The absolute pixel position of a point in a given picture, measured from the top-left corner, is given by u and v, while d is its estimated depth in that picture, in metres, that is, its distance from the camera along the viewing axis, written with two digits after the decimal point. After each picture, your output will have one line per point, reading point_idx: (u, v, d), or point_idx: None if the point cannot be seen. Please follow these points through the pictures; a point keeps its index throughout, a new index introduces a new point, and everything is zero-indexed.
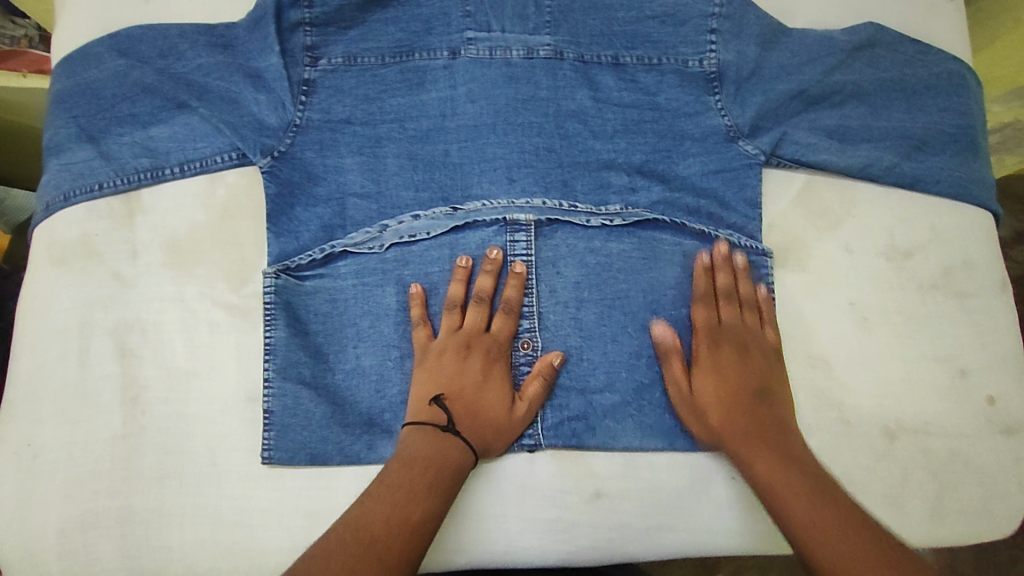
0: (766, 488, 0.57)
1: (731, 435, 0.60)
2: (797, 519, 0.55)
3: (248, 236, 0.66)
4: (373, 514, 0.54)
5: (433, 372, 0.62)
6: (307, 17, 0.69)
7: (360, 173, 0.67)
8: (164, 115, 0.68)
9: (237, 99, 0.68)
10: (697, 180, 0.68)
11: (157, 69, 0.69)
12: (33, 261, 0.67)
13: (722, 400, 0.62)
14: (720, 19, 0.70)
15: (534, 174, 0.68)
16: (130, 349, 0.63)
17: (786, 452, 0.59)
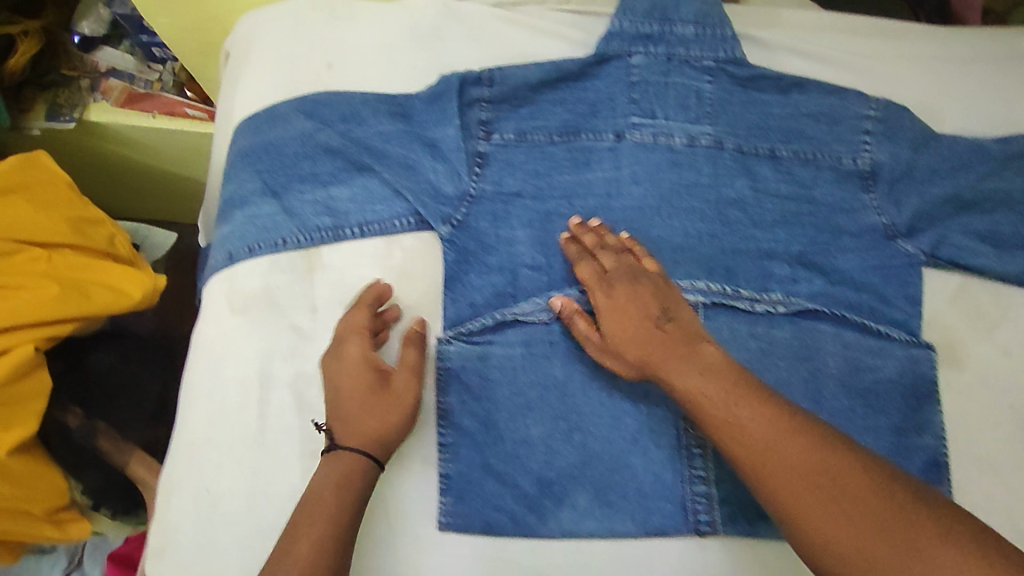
0: (739, 446, 0.52)
1: (677, 371, 0.57)
2: (761, 466, 0.51)
3: (426, 300, 0.69)
4: (302, 541, 0.53)
5: (337, 396, 0.61)
6: (486, 94, 0.73)
7: (530, 244, 0.71)
8: (344, 176, 0.71)
9: (415, 168, 0.71)
10: (856, 274, 0.71)
11: (339, 132, 0.72)
12: (212, 307, 0.69)
13: (635, 342, 0.61)
14: (875, 122, 0.73)
15: (697, 258, 0.71)
16: (309, 403, 0.65)
17: (741, 399, 0.54)
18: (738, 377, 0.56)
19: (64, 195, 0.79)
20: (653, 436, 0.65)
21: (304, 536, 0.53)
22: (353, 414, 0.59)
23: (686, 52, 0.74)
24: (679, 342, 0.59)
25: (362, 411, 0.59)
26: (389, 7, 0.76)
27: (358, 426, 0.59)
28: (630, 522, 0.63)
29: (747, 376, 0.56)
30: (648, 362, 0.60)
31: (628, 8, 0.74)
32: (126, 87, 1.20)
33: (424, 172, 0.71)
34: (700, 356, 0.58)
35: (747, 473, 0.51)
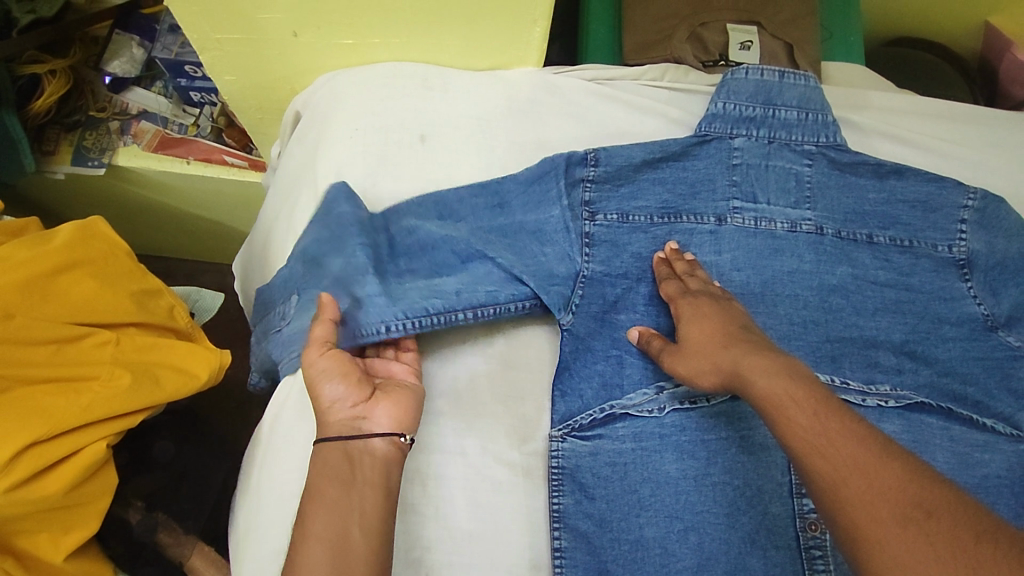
0: (810, 469, 0.47)
1: (762, 381, 0.53)
2: (832, 480, 0.46)
3: (530, 391, 0.67)
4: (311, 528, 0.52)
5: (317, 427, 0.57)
6: (589, 175, 0.71)
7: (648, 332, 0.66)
8: (447, 270, 0.68)
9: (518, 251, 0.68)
10: (958, 364, 0.70)
11: (440, 224, 0.69)
12: (301, 399, 0.65)
13: (715, 352, 0.59)
14: (972, 212, 0.74)
15: (804, 347, 0.69)
16: (412, 505, 0.62)
17: (824, 423, 0.49)
18: (828, 403, 0.50)
19: (125, 265, 0.72)
20: (771, 537, 0.62)
21: (313, 519, 0.52)
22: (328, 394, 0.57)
23: (788, 136, 0.74)
24: (761, 351, 0.57)
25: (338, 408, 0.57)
26: (487, 79, 0.76)
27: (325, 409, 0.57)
28: None
29: (833, 399, 0.51)
30: (731, 372, 0.56)
31: (731, 90, 0.74)
32: (160, 131, 1.13)
33: (529, 255, 0.68)
34: (778, 366, 0.54)
35: (818, 499, 0.46)
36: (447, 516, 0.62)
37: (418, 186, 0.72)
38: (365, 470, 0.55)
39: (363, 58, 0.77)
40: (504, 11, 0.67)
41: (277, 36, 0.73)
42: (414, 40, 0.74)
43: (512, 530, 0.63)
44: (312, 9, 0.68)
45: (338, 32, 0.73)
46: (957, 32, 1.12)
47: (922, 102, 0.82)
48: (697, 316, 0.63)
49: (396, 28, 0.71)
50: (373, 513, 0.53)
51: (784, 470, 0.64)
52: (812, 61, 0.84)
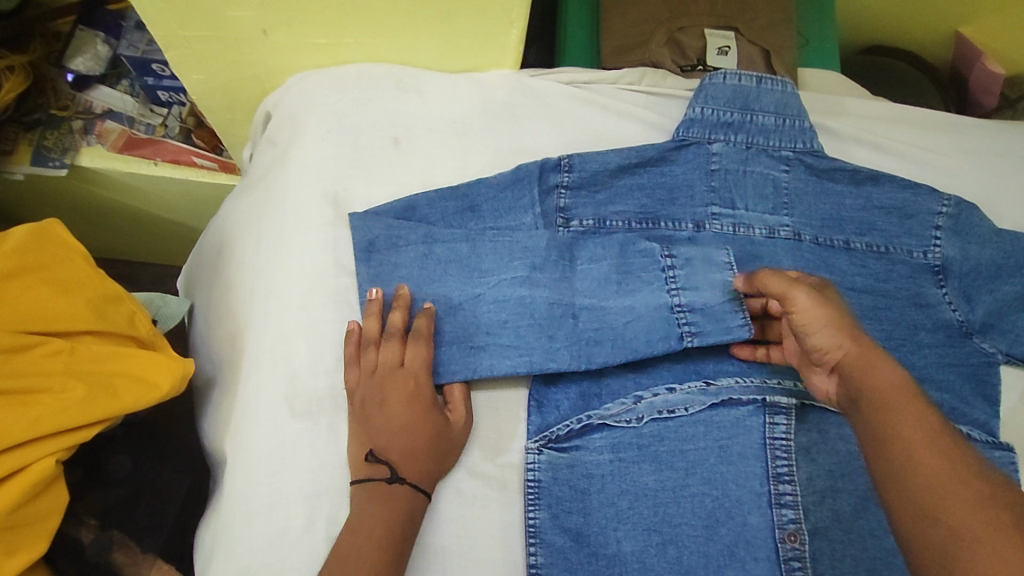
0: (904, 477, 0.45)
1: (873, 380, 0.51)
2: (927, 507, 0.44)
3: (506, 400, 0.65)
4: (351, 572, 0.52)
5: (378, 421, 0.60)
6: (564, 180, 0.70)
7: (634, 334, 0.64)
8: (433, 274, 0.66)
9: (487, 266, 0.66)
10: (934, 371, 0.70)
11: (425, 236, 0.67)
12: (264, 411, 0.62)
13: (842, 346, 0.53)
14: (947, 218, 0.74)
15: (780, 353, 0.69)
16: None
17: (932, 434, 0.46)
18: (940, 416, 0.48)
19: (83, 269, 0.69)
20: (750, 549, 0.61)
21: (376, 511, 0.56)
22: (395, 410, 0.60)
23: (765, 141, 0.73)
24: (876, 347, 0.53)
25: (407, 427, 0.59)
26: (461, 80, 0.74)
27: (386, 421, 0.59)
28: None
29: (940, 413, 0.48)
30: (846, 370, 0.52)
31: (710, 94, 0.73)
32: (125, 131, 1.10)
33: (505, 261, 0.66)
34: (896, 373, 0.50)
35: (905, 509, 0.45)
36: (425, 533, 0.60)
37: (389, 189, 0.70)
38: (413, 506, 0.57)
39: (334, 57, 0.75)
40: (479, 11, 0.66)
41: (244, 33, 0.70)
42: (387, 40, 0.72)
43: (488, 547, 0.60)
44: (281, 6, 0.66)
45: (308, 31, 0.71)
46: (928, 42, 1.14)
47: (893, 109, 0.82)
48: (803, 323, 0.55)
49: (368, 27, 0.70)
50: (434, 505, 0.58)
51: (763, 480, 0.62)
52: (788, 67, 0.84)
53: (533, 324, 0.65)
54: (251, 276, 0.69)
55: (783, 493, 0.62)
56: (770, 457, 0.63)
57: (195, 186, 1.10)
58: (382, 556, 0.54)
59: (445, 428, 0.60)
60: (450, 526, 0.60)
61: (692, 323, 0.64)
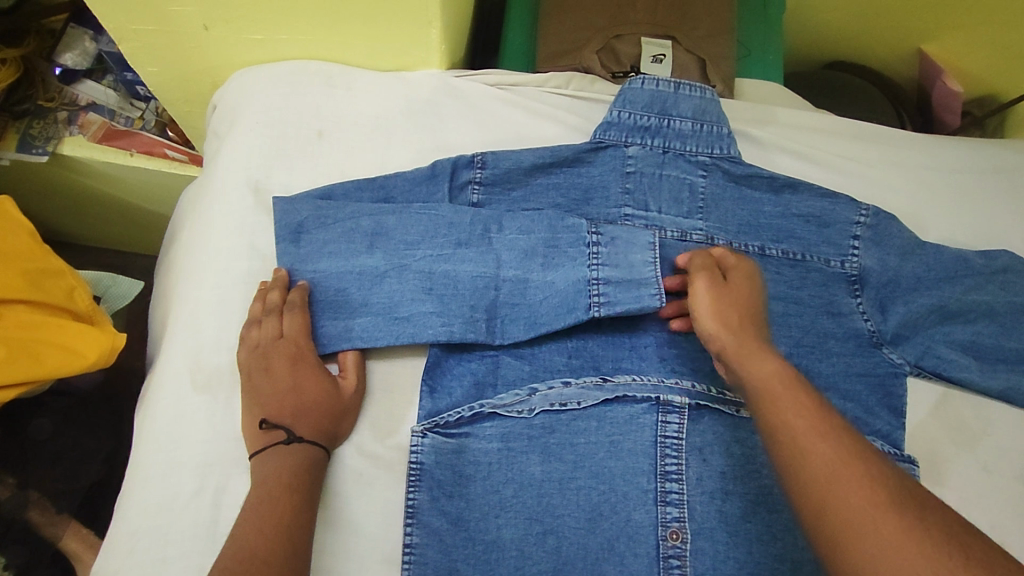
0: (792, 462, 0.47)
1: (751, 369, 0.54)
2: (820, 488, 0.45)
3: (402, 384, 0.67)
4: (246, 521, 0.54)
5: (264, 391, 0.62)
6: (478, 176, 0.72)
7: (548, 308, 0.67)
8: (350, 250, 0.68)
9: (412, 241, 0.68)
10: (840, 379, 0.69)
11: (351, 212, 0.68)
12: (168, 383, 0.64)
13: (720, 335, 0.58)
14: (865, 228, 0.74)
15: (682, 355, 0.69)
16: None
17: (804, 412, 0.49)
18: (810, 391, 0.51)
19: (28, 243, 0.75)
20: (629, 544, 0.62)
21: (269, 477, 0.57)
22: (279, 375, 0.62)
23: (682, 146, 0.75)
24: (757, 342, 0.57)
25: (296, 389, 0.62)
26: (390, 79, 0.77)
27: (272, 390, 0.62)
28: None
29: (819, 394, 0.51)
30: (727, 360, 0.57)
31: (628, 99, 0.74)
32: (106, 122, 1.15)
33: (431, 239, 0.68)
34: (773, 361, 0.54)
35: (799, 499, 0.46)
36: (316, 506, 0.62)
37: (312, 179, 0.73)
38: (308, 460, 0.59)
39: (273, 53, 0.79)
40: (396, 9, 0.69)
41: (188, 28, 0.75)
42: (320, 37, 0.75)
43: (373, 525, 0.62)
44: (216, 4, 0.71)
45: (244, 26, 0.75)
46: (893, 60, 1.13)
47: (828, 118, 0.82)
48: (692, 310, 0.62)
49: (298, 25, 0.73)
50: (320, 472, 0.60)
51: (650, 477, 0.63)
52: (722, 77, 0.86)
53: (456, 294, 0.66)
54: (179, 256, 0.73)
55: (669, 490, 0.63)
56: (660, 455, 0.64)
57: (168, 177, 1.16)
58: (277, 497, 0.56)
59: (332, 388, 0.63)
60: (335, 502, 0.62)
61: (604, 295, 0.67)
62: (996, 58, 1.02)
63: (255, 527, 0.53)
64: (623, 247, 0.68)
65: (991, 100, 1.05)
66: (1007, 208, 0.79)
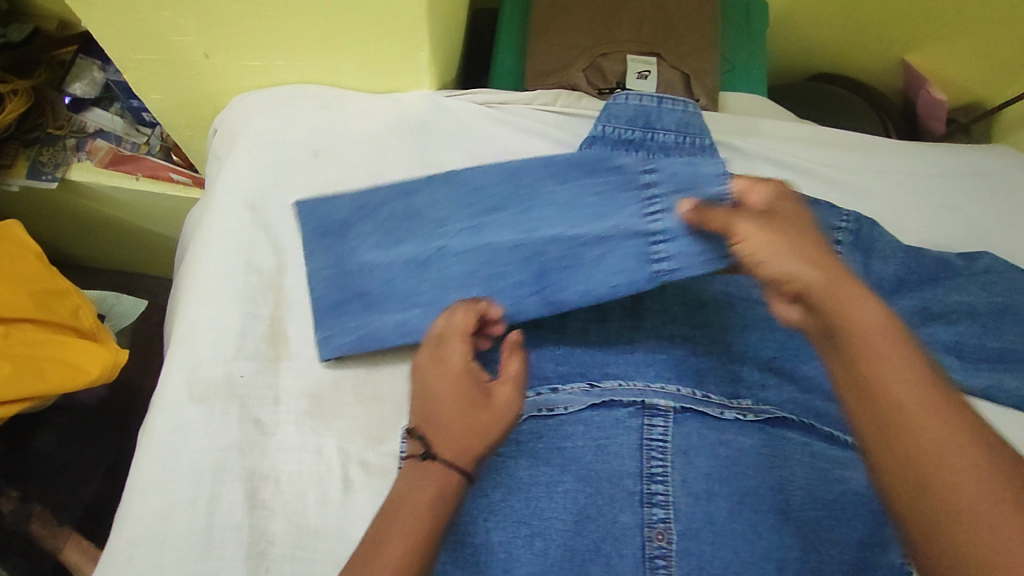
0: (915, 473, 0.41)
1: (852, 318, 0.46)
2: (949, 496, 0.39)
3: (391, 391, 0.67)
4: (392, 546, 0.49)
5: (443, 411, 0.57)
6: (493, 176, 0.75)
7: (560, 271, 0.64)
8: (386, 238, 0.71)
9: (444, 219, 0.70)
10: (824, 382, 0.70)
11: (389, 198, 0.72)
12: (171, 395, 0.66)
13: (810, 274, 0.48)
14: (846, 233, 0.73)
15: (669, 360, 0.70)
16: (259, 499, 0.62)
17: (934, 403, 0.42)
18: (929, 364, 0.44)
19: (34, 267, 0.78)
20: (616, 545, 0.63)
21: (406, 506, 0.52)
22: (452, 398, 0.58)
23: (665, 157, 0.76)
24: (843, 277, 0.49)
25: (464, 414, 0.57)
26: (383, 100, 0.80)
27: (451, 409, 0.57)
28: None
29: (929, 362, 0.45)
30: (816, 303, 0.48)
31: (612, 113, 0.77)
32: (113, 149, 1.19)
33: (575, 211, 0.65)
34: (872, 308, 0.47)
35: (903, 510, 0.41)
36: (306, 512, 0.62)
37: (306, 195, 0.75)
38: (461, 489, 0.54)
39: (270, 79, 0.82)
40: (382, 30, 0.72)
41: (190, 57, 0.79)
42: (314, 62, 0.79)
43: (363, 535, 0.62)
44: (219, 33, 0.75)
45: (242, 54, 0.78)
46: (874, 71, 1.15)
47: (807, 129, 0.84)
48: (751, 253, 0.50)
49: (294, 53, 0.77)
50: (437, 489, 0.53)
51: (636, 479, 0.65)
52: (705, 91, 0.88)
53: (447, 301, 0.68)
54: (185, 273, 0.76)
55: (654, 492, 0.64)
56: (645, 458, 0.65)
57: (173, 200, 1.20)
58: (411, 524, 0.50)
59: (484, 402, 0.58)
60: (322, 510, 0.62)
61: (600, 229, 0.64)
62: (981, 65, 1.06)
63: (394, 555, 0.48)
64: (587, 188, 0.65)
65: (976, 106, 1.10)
66: (987, 211, 0.81)
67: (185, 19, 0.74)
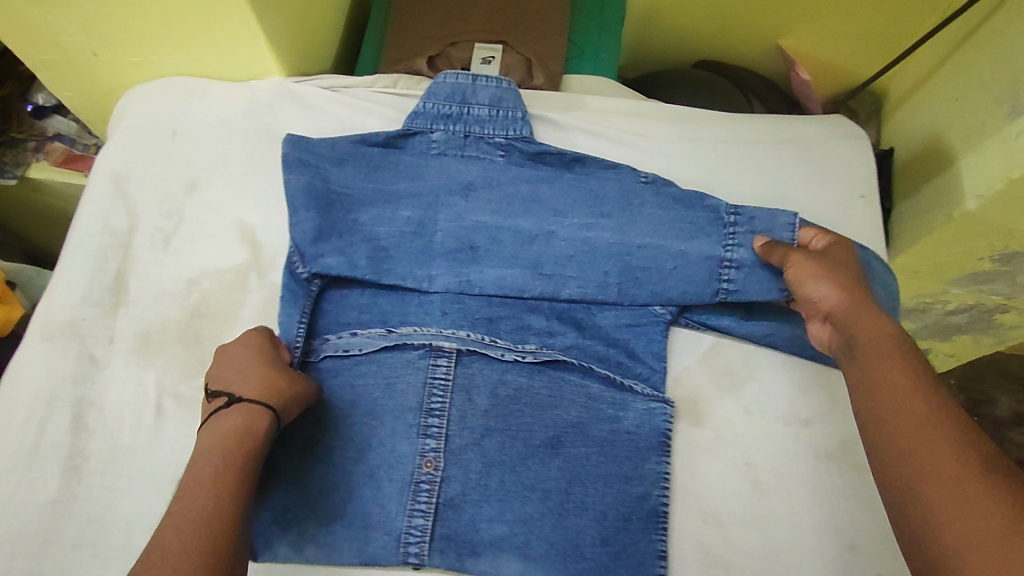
0: (897, 444, 0.51)
1: (863, 329, 0.60)
2: (910, 455, 0.50)
3: (211, 334, 0.76)
4: (198, 493, 0.56)
5: (244, 382, 0.65)
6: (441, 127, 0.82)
7: (559, 253, 0.76)
8: (394, 191, 0.78)
9: (563, 211, 0.78)
10: (610, 330, 0.75)
11: (400, 161, 0.80)
12: (27, 334, 0.76)
13: (834, 296, 0.64)
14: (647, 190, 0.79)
15: (463, 310, 0.75)
16: (84, 422, 0.71)
17: (920, 391, 0.54)
18: (923, 366, 0.56)
19: None
20: (388, 470, 0.69)
21: (207, 453, 0.59)
22: (253, 372, 0.65)
23: (480, 130, 0.82)
24: (865, 301, 0.63)
25: (269, 383, 0.65)
26: (239, 87, 0.88)
27: (248, 379, 0.65)
28: (344, 548, 0.67)
29: (923, 363, 0.56)
30: (836, 319, 0.63)
31: (432, 91, 0.83)
32: (67, 149, 1.33)
33: (664, 231, 0.75)
34: (884, 322, 0.60)
35: (883, 470, 0.52)
36: (121, 434, 0.71)
37: (162, 168, 0.84)
38: (263, 428, 0.62)
39: (150, 72, 0.92)
40: (223, 21, 0.81)
41: (78, 54, 0.89)
42: (182, 55, 0.88)
43: (166, 457, 0.70)
44: (97, 32, 0.85)
45: (123, 50, 0.88)
46: (763, 59, 1.20)
47: (631, 102, 0.89)
48: (796, 276, 0.67)
49: (163, 47, 0.87)
50: (237, 433, 0.61)
51: (416, 413, 0.70)
52: (548, 73, 0.94)
53: None
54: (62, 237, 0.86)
55: (430, 425, 0.70)
56: (427, 394, 0.71)
57: None
58: (219, 479, 0.57)
59: (285, 372, 0.66)
60: (136, 433, 0.71)
61: (654, 240, 0.75)
62: (857, 47, 1.11)
63: (202, 502, 0.55)
64: (586, 192, 0.78)
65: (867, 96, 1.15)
66: (797, 172, 0.84)
67: (68, 22, 0.83)
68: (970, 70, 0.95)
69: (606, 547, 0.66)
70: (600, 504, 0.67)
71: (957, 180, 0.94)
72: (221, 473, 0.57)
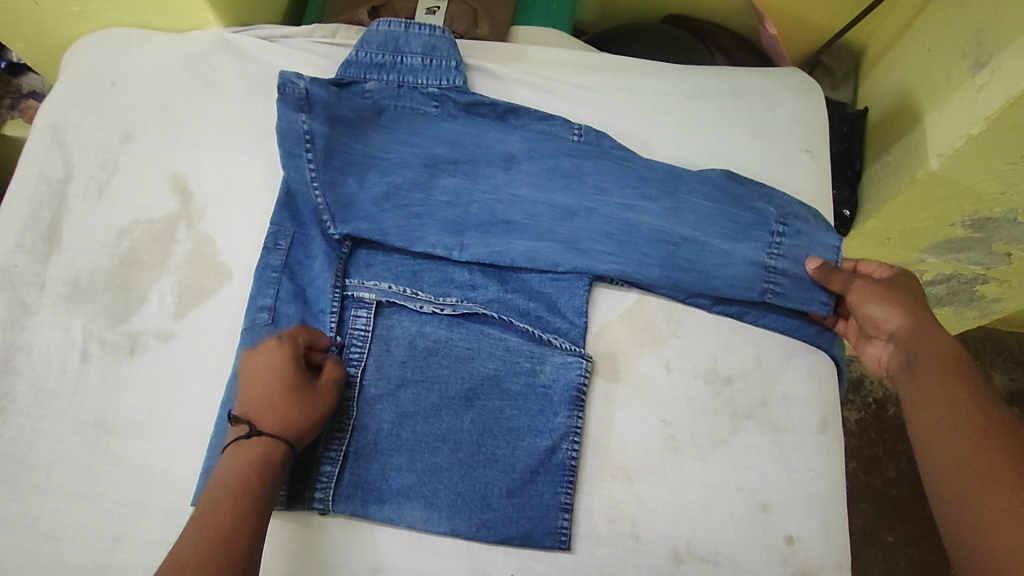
0: (947, 459, 0.55)
1: (924, 351, 0.62)
2: (959, 468, 0.54)
3: (138, 283, 0.76)
4: (220, 510, 0.56)
5: (264, 403, 0.62)
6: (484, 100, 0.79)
7: (593, 231, 0.73)
8: (429, 156, 0.76)
9: (605, 189, 0.75)
10: (534, 285, 0.74)
11: (437, 127, 0.78)
12: None
13: (899, 319, 0.66)
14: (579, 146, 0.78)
15: (387, 263, 0.75)
16: (11, 365, 0.73)
17: (976, 408, 0.57)
18: (976, 384, 0.59)
19: None
20: None
21: (229, 477, 0.58)
22: (279, 395, 0.63)
23: (414, 80, 0.79)
24: (930, 324, 0.65)
25: (292, 408, 0.63)
26: (178, 38, 0.88)
27: (269, 400, 0.62)
28: None
29: (982, 383, 0.59)
30: (898, 340, 0.65)
31: (364, 40, 0.81)
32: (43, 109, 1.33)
33: (707, 225, 0.73)
34: (948, 344, 0.62)
35: (936, 483, 0.55)
36: (47, 378, 0.72)
37: (99, 119, 0.85)
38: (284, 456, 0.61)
39: (93, 22, 0.91)
40: None
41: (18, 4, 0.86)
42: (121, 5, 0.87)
43: (89, 401, 0.71)
44: None
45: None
46: (737, 13, 1.15)
47: (571, 53, 0.86)
48: (857, 300, 0.68)
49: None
50: (263, 459, 0.60)
51: None
52: (494, 25, 0.92)
53: None
54: None
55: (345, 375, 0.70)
56: (345, 344, 0.71)
57: None
58: (231, 502, 0.56)
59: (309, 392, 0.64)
60: (61, 378, 0.72)
61: (699, 227, 0.73)
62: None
63: (220, 523, 0.55)
64: (626, 173, 0.76)
65: (842, 51, 1.11)
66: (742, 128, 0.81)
67: None
68: (942, 21, 0.90)
69: (513, 498, 0.66)
70: (511, 456, 0.67)
71: (923, 140, 0.89)
72: (243, 496, 0.57)
